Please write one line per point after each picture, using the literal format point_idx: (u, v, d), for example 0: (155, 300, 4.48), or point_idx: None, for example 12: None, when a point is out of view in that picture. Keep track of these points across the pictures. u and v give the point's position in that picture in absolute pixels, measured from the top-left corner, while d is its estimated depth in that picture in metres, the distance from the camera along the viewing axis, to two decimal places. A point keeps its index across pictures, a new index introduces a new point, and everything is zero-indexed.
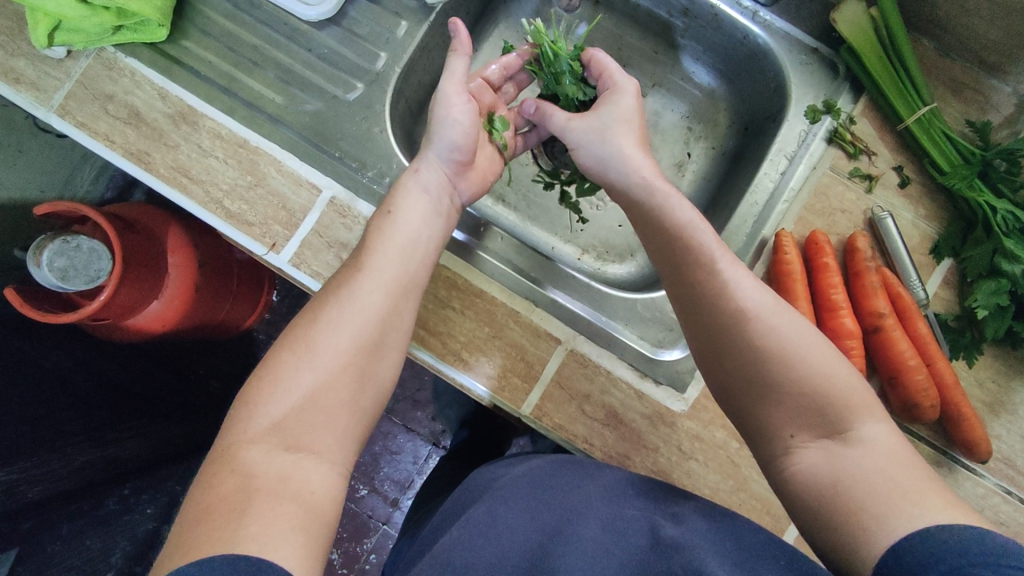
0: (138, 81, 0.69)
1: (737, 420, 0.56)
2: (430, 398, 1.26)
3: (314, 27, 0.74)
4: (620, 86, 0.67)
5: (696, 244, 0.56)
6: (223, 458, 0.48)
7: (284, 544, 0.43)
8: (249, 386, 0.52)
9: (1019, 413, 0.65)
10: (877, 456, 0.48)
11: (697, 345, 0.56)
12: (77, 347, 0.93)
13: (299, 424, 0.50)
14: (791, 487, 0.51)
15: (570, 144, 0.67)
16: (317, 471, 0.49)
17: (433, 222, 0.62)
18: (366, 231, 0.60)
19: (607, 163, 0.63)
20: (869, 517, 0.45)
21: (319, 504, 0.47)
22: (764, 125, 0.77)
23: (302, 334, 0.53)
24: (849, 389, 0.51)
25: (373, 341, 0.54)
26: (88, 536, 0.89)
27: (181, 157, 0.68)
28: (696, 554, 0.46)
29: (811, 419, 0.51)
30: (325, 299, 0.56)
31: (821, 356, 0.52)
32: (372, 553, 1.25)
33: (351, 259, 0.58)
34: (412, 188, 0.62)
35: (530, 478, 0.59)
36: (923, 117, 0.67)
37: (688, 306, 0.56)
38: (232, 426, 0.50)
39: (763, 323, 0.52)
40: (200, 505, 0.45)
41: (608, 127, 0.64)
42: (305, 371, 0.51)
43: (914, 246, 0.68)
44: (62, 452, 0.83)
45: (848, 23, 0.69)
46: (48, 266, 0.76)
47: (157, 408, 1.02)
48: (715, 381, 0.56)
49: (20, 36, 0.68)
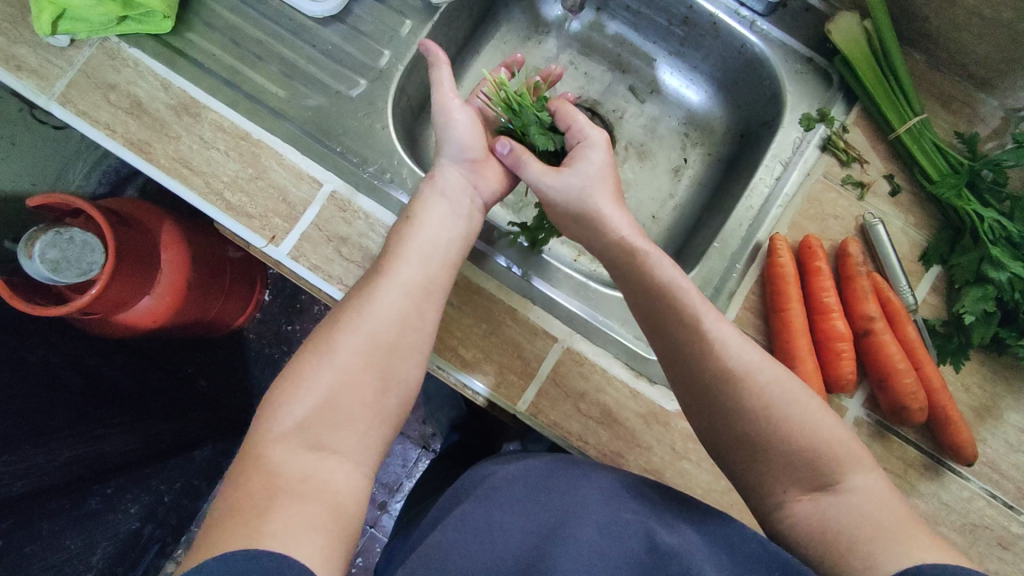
0: (141, 72, 0.69)
1: (726, 473, 0.56)
2: (420, 400, 1.26)
3: (319, 23, 0.75)
4: (590, 143, 0.67)
5: (679, 304, 0.57)
6: (249, 458, 0.48)
7: (306, 543, 0.42)
8: (276, 387, 0.52)
9: (1005, 419, 0.66)
10: (863, 501, 0.50)
11: (678, 394, 0.57)
12: (63, 341, 0.91)
13: (322, 424, 0.50)
14: (789, 537, 0.51)
15: (544, 199, 0.67)
16: (341, 471, 0.49)
17: (459, 224, 0.63)
18: (390, 235, 0.61)
19: (580, 226, 0.65)
20: (858, 558, 0.47)
21: (343, 503, 0.47)
22: (760, 132, 0.78)
23: (326, 336, 0.54)
24: (831, 439, 0.52)
25: (394, 342, 0.54)
26: (67, 537, 0.87)
27: (183, 148, 0.68)
28: (695, 565, 0.48)
29: (796, 471, 0.52)
30: (345, 305, 0.56)
31: (800, 412, 0.52)
32: (358, 556, 1.24)
33: (377, 264, 0.59)
34: (434, 192, 0.64)
35: (524, 478, 0.58)
36: (913, 128, 0.69)
37: (669, 360, 0.57)
38: (257, 427, 0.50)
39: (745, 382, 0.53)
40: (226, 504, 0.45)
41: (582, 190, 0.65)
42: (326, 374, 0.51)
43: (904, 253, 0.70)
44: (47, 447, 0.81)
45: (843, 34, 0.71)
46: (41, 257, 0.75)
47: (147, 405, 1.01)
48: (703, 429, 0.56)
49: (23, 24, 0.68)
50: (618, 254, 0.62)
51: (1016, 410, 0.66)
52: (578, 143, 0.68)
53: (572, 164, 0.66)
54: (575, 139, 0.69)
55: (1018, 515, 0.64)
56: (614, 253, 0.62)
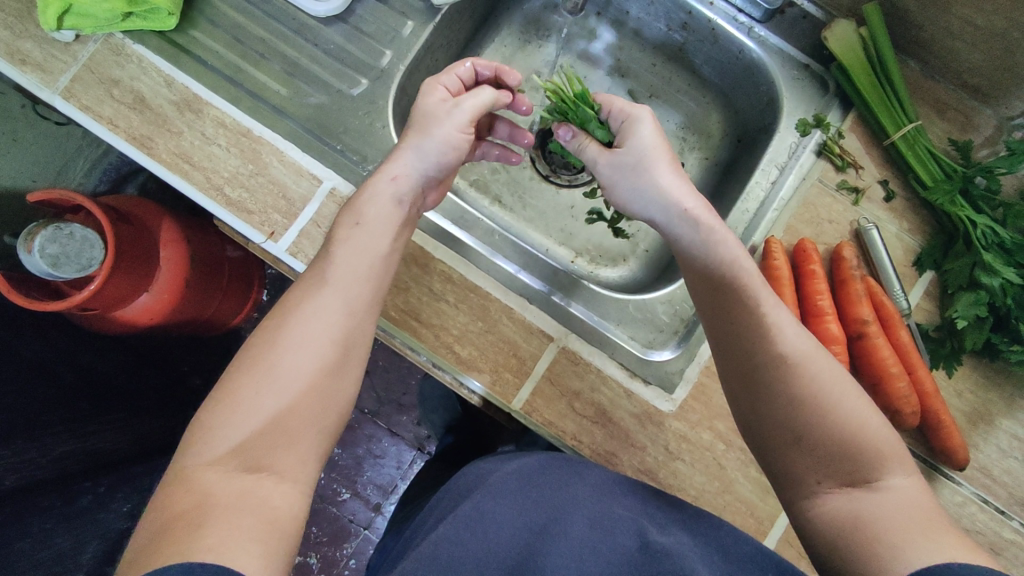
0: (145, 68, 0.70)
1: (761, 459, 0.56)
2: (415, 403, 1.26)
3: (322, 22, 0.76)
4: (637, 115, 0.62)
5: (740, 284, 0.56)
6: (181, 478, 0.48)
7: (242, 553, 0.43)
8: (207, 408, 0.52)
9: (997, 424, 0.67)
10: (897, 499, 0.49)
11: (725, 378, 0.58)
12: (60, 337, 0.92)
13: (260, 446, 0.50)
14: (812, 522, 0.51)
15: (603, 182, 0.64)
16: (279, 490, 0.49)
17: (397, 234, 0.60)
18: (331, 237, 0.59)
19: (645, 204, 0.61)
20: (883, 547, 0.46)
21: (280, 519, 0.47)
22: (756, 137, 0.79)
23: (261, 356, 0.53)
24: (875, 435, 0.52)
25: (336, 361, 0.54)
26: (56, 535, 0.83)
27: (184, 143, 0.68)
28: (685, 562, 0.49)
29: (832, 464, 0.52)
30: (279, 320, 0.55)
31: (852, 399, 0.53)
32: (352, 558, 1.24)
33: (314, 270, 0.57)
34: (387, 194, 0.60)
35: (518, 475, 0.60)
36: (908, 134, 0.70)
37: (723, 348, 0.57)
38: (189, 449, 0.49)
39: (802, 369, 0.53)
40: (157, 524, 0.45)
41: (642, 162, 0.60)
42: (266, 397, 0.51)
43: (898, 258, 0.70)
44: (40, 441, 0.81)
45: (838, 42, 0.72)
46: (40, 252, 0.75)
47: (133, 402, 1.01)
48: (747, 423, 0.56)
49: (29, 19, 0.69)
50: (683, 233, 0.59)
51: (1009, 416, 0.67)
52: (624, 120, 0.63)
53: (626, 140, 0.62)
54: (620, 119, 0.64)
55: (1010, 520, 0.64)
56: (676, 234, 0.59)
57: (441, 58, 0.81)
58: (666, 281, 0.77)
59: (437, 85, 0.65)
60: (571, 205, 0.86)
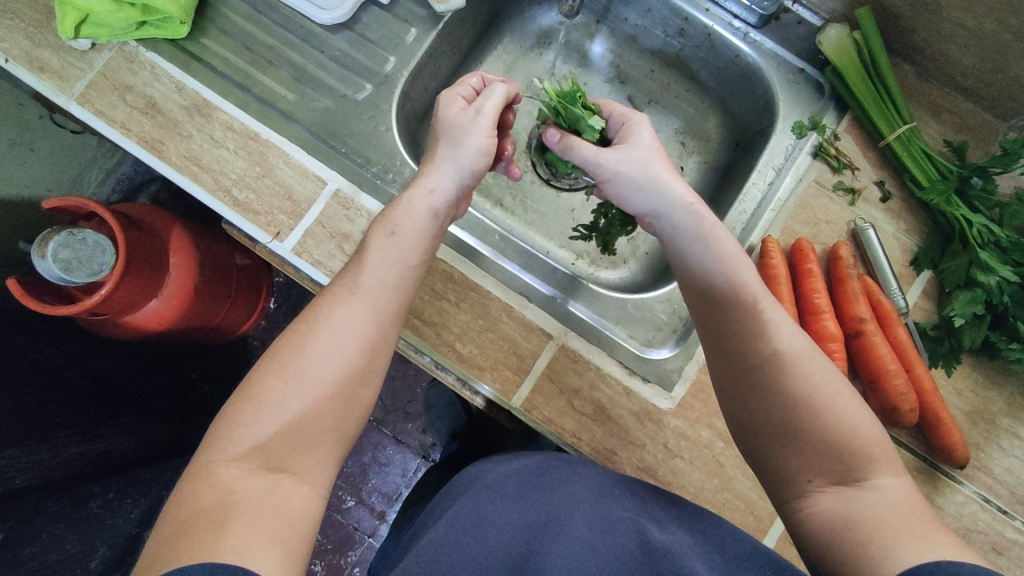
0: (157, 74, 0.72)
1: (753, 460, 0.57)
2: (420, 410, 1.27)
3: (328, 30, 0.78)
4: (636, 120, 0.64)
5: (732, 279, 0.57)
6: (203, 473, 0.49)
7: (263, 556, 0.45)
8: (236, 403, 0.53)
9: (996, 423, 0.67)
10: (888, 499, 0.50)
11: (719, 376, 0.58)
12: (72, 342, 0.94)
13: (279, 448, 0.51)
14: (806, 525, 0.51)
15: (603, 175, 0.63)
16: (297, 492, 0.50)
17: (427, 246, 0.60)
18: (364, 246, 0.59)
19: (648, 194, 0.60)
20: (876, 549, 0.46)
21: (298, 518, 0.49)
22: (754, 140, 0.80)
23: (290, 358, 0.53)
24: (866, 436, 0.52)
25: (362, 369, 0.55)
26: (68, 540, 0.84)
27: (194, 147, 0.70)
28: (685, 561, 0.50)
29: (823, 464, 0.52)
30: (313, 321, 0.55)
31: (850, 403, 0.53)
32: (356, 566, 1.24)
33: (349, 273, 0.58)
34: (423, 206, 0.60)
35: (517, 477, 0.61)
36: (903, 135, 0.71)
37: (715, 345, 0.57)
38: (213, 444, 0.50)
39: (793, 371, 0.53)
40: (179, 518, 0.46)
41: (646, 156, 0.61)
42: (292, 396, 0.52)
43: (894, 257, 0.71)
44: (52, 442, 0.82)
45: (832, 45, 0.73)
46: (53, 257, 0.78)
47: (139, 407, 1.02)
48: (741, 424, 0.57)
49: (48, 29, 0.72)
50: (685, 222, 0.58)
51: (1009, 414, 0.67)
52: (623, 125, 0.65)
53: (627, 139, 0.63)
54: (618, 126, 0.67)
55: (1011, 520, 0.64)
56: (676, 223, 0.59)
57: (443, 64, 0.83)
58: (664, 282, 0.78)
59: (456, 96, 0.65)
60: (571, 209, 0.87)
